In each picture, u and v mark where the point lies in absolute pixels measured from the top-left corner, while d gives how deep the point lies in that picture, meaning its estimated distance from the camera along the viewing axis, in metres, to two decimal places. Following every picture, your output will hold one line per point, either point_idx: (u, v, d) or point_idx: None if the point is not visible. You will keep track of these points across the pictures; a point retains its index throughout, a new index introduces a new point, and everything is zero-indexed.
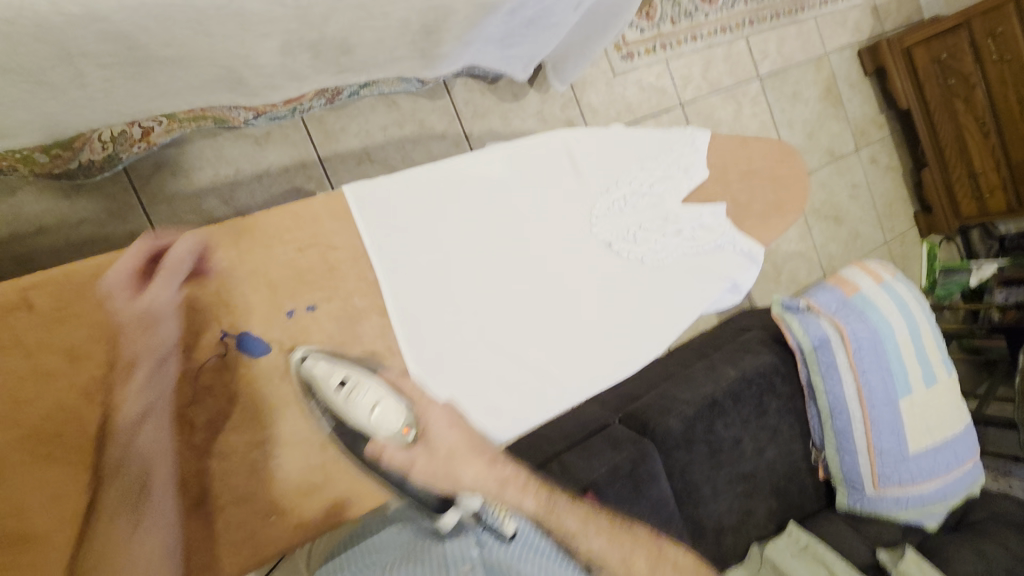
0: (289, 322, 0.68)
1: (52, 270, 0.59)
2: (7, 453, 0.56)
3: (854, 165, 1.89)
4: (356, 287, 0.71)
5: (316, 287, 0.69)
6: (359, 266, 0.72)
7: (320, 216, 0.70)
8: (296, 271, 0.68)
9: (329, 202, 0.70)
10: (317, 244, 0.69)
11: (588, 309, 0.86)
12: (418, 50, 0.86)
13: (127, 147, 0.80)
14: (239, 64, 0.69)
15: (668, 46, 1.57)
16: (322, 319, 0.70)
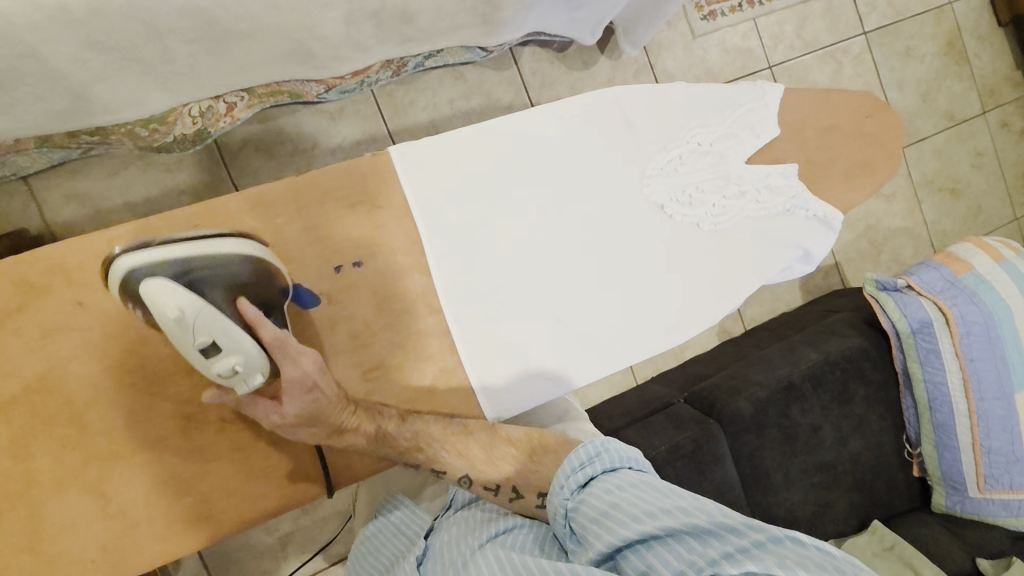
0: (337, 277, 0.69)
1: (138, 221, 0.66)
2: (102, 379, 0.65)
3: (980, 130, 1.65)
4: (400, 245, 0.72)
5: (362, 245, 0.71)
6: (404, 226, 0.73)
7: (369, 176, 0.71)
8: (347, 229, 0.70)
9: (375, 161, 0.72)
10: (365, 201, 0.71)
11: (640, 273, 0.81)
12: (479, 15, 0.87)
13: (214, 121, 0.87)
14: (306, 37, 0.72)
15: (758, 2, 1.43)
16: (368, 276, 0.71)
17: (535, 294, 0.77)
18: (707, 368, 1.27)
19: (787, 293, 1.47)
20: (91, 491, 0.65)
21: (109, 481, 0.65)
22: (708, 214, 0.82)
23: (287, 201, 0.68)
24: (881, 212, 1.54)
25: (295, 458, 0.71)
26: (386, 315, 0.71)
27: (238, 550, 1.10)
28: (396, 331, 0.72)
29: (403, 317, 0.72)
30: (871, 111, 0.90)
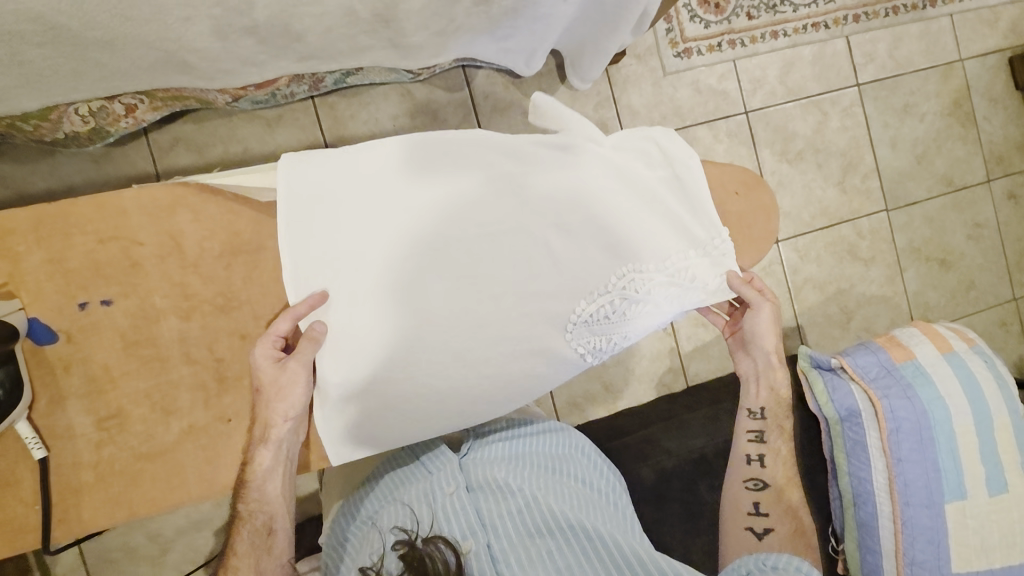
0: (80, 315, 0.62)
1: None
2: None
3: (981, 199, 1.53)
4: (160, 286, 0.64)
5: (113, 281, 0.63)
6: (164, 265, 0.64)
7: (125, 209, 0.62)
8: (96, 264, 0.62)
9: (140, 194, 0.63)
10: (120, 237, 0.63)
11: (512, 338, 0.72)
12: (384, 39, 0.82)
13: (111, 121, 0.86)
14: (176, 48, 0.69)
15: (740, 42, 1.36)
16: (117, 316, 0.63)
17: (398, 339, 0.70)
18: (632, 423, 1.19)
19: None
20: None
21: None
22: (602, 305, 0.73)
23: (31, 229, 0.60)
24: (857, 276, 1.45)
25: (9, 507, 0.62)
26: (132, 360, 0.64)
27: (120, 551, 1.08)
28: (143, 379, 0.64)
29: (150, 364, 0.64)
30: (740, 187, 0.82)
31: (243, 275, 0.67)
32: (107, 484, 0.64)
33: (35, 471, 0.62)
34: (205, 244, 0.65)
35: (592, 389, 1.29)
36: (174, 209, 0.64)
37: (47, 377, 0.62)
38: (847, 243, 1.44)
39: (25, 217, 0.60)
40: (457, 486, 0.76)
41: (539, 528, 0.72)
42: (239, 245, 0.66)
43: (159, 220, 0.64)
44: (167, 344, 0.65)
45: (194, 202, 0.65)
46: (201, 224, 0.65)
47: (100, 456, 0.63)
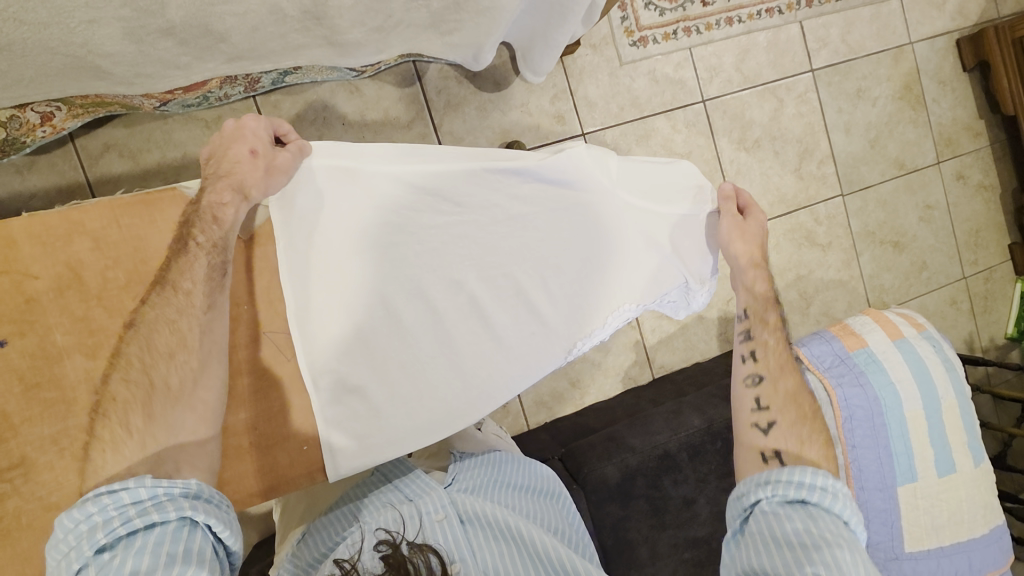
0: None
1: None
2: None
3: (932, 181, 1.56)
4: (60, 323, 0.60)
5: (6, 320, 0.58)
6: (65, 299, 0.60)
7: (15, 240, 0.58)
8: None
9: (32, 223, 0.59)
10: (12, 270, 0.58)
11: (504, 328, 0.76)
12: (319, 36, 0.78)
13: (25, 131, 0.80)
14: (85, 54, 0.64)
15: (695, 30, 1.35)
16: (13, 357, 0.58)
17: (389, 333, 0.72)
18: (598, 420, 1.19)
19: (702, 341, 1.38)
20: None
21: None
22: (593, 335, 0.79)
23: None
24: (815, 262, 1.47)
25: None
26: (34, 404, 0.59)
27: None
28: (47, 424, 0.59)
29: (56, 407, 0.60)
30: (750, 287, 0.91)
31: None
32: (13, 539, 0.57)
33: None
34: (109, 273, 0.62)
35: (558, 386, 1.28)
36: (71, 236, 0.60)
37: None
38: (805, 230, 1.46)
39: None
40: (448, 511, 0.71)
41: (527, 562, 0.70)
42: (146, 273, 0.63)
43: (56, 250, 0.60)
44: (73, 384, 0.60)
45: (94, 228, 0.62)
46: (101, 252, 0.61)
47: (5, 509, 0.57)
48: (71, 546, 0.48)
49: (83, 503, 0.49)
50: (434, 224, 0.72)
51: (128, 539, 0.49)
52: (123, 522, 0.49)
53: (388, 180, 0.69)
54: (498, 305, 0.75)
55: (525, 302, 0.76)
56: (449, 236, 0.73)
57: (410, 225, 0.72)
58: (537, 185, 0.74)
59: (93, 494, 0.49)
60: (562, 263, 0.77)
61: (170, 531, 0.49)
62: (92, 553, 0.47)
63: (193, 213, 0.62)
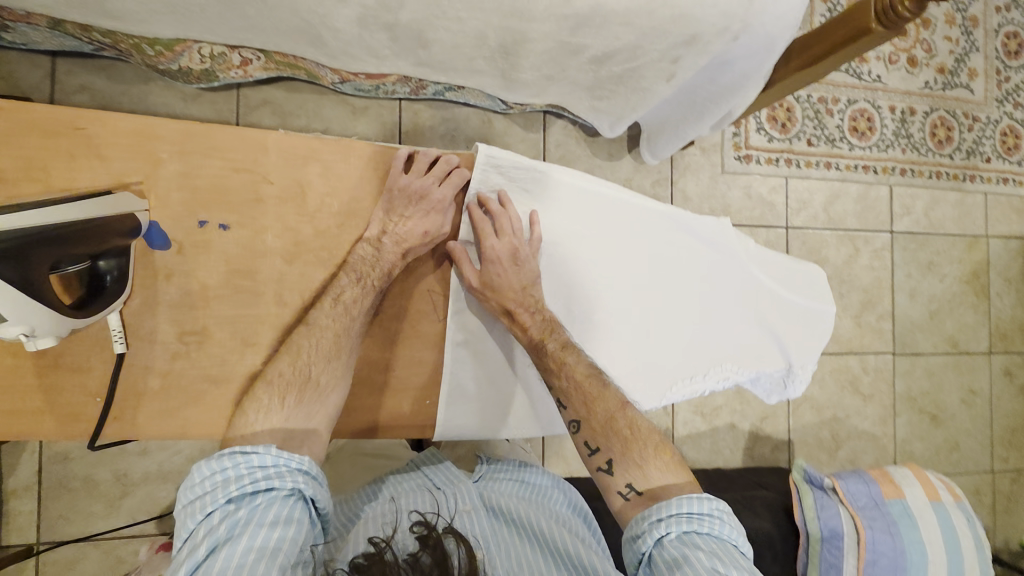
0: (197, 232, 0.68)
1: (29, 104, 0.62)
2: None
3: (981, 368, 1.59)
4: (274, 227, 0.70)
5: (232, 208, 0.68)
6: (283, 209, 0.70)
7: (266, 148, 0.68)
8: (220, 188, 0.68)
9: (282, 139, 0.69)
10: (254, 171, 0.68)
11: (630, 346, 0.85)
12: (498, 68, 0.88)
13: (223, 68, 0.91)
14: (318, 22, 0.75)
15: (796, 163, 1.46)
16: (228, 241, 0.69)
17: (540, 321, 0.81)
18: None
19: (728, 449, 1.39)
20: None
21: None
22: (699, 380, 0.88)
23: (176, 140, 0.66)
24: (853, 408, 1.49)
25: (89, 373, 0.67)
26: (229, 286, 0.70)
27: (76, 481, 1.05)
28: (232, 306, 0.70)
29: (243, 294, 0.70)
30: None
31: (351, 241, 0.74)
32: (175, 391, 0.70)
33: (105, 363, 0.67)
34: (326, 198, 0.72)
35: None
36: (307, 160, 0.70)
37: (154, 278, 0.68)
38: (850, 374, 1.49)
39: (173, 130, 0.66)
40: (473, 504, 0.80)
41: (549, 558, 0.75)
42: (354, 211, 0.73)
43: (294, 166, 0.70)
44: (263, 280, 0.71)
45: (325, 156, 0.71)
46: (330, 180, 0.71)
47: (171, 367, 0.69)
48: (207, 491, 0.61)
49: (220, 458, 0.62)
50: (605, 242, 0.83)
51: (249, 501, 0.60)
52: (250, 481, 0.61)
53: (578, 197, 0.81)
54: (634, 326, 0.85)
55: (648, 334, 0.86)
56: (613, 256, 0.83)
57: (584, 237, 0.82)
58: (689, 237, 0.87)
59: (227, 452, 0.63)
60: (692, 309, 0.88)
61: (283, 497, 0.62)
62: (223, 500, 0.60)
63: (372, 249, 0.73)
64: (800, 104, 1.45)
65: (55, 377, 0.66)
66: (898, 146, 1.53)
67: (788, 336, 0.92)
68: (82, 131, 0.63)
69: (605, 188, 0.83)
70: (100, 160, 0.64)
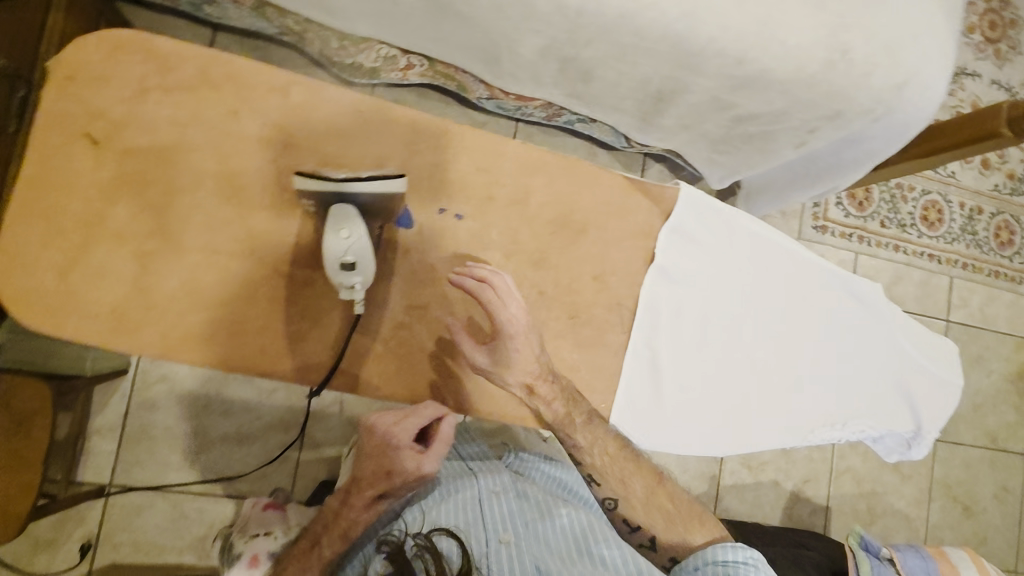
0: (436, 218, 0.72)
1: (324, 85, 0.69)
2: (205, 181, 0.66)
3: (1015, 467, 1.62)
4: (499, 222, 0.74)
5: (469, 200, 0.73)
6: (508, 208, 0.75)
7: (505, 154, 0.75)
8: (463, 181, 0.73)
9: (517, 148, 0.76)
10: (492, 172, 0.74)
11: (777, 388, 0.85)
12: (643, 110, 0.95)
13: (388, 69, 0.98)
14: (503, 44, 0.82)
15: (867, 241, 1.52)
16: (461, 230, 0.73)
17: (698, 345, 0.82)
18: None
19: (768, 506, 1.42)
20: (139, 256, 0.64)
21: (156, 261, 0.65)
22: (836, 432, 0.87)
23: (433, 134, 0.72)
24: (890, 486, 1.52)
25: (325, 329, 0.69)
26: (454, 269, 0.72)
27: (158, 430, 1.07)
28: (455, 287, 0.73)
29: None
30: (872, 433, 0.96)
31: (560, 246, 0.77)
32: (394, 359, 0.70)
33: (342, 321, 0.69)
34: (546, 204, 0.76)
35: None
36: (536, 170, 0.76)
37: (392, 249, 0.70)
38: None
39: (432, 126, 0.72)
40: (500, 488, 0.78)
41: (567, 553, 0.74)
42: (570, 219, 0.77)
43: (524, 173, 0.75)
44: (483, 267, 0.73)
45: (552, 169, 0.77)
46: (553, 190, 0.76)
47: (394, 335, 0.70)
48: None
49: None
50: (768, 285, 0.86)
51: None
52: None
53: (751, 239, 0.85)
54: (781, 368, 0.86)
55: (794, 380, 0.86)
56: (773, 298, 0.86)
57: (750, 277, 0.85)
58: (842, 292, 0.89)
59: None
60: (838, 362, 0.88)
61: None
62: None
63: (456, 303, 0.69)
64: (878, 187, 1.52)
65: (294, 328, 0.68)
66: (963, 241, 1.60)
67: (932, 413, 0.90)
68: (364, 114, 0.70)
69: (779, 240, 0.87)
70: (367, 139, 0.69)
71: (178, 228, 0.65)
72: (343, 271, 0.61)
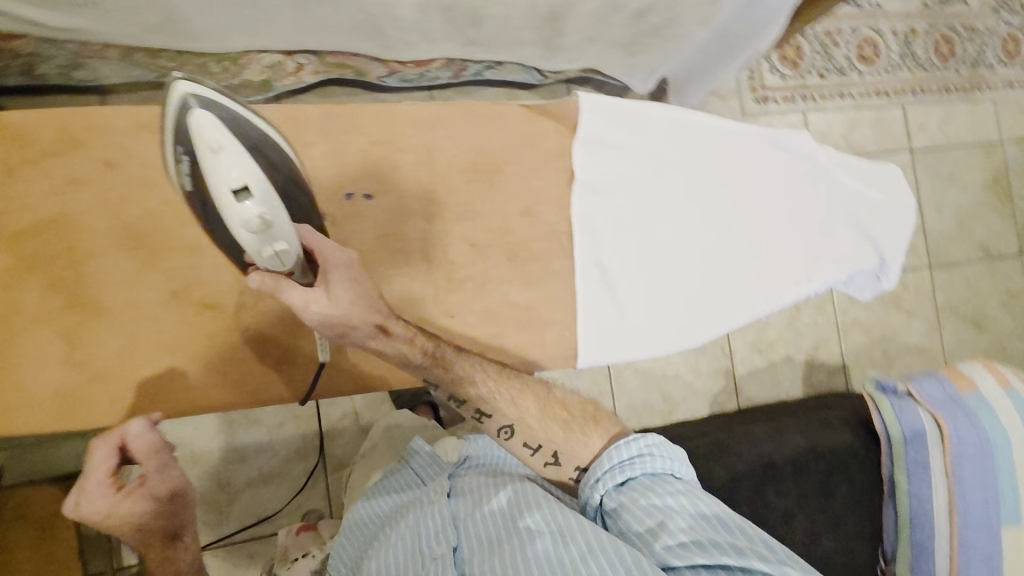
0: (346, 203, 0.71)
1: None
2: (103, 240, 0.67)
3: (1013, 270, 1.64)
4: (412, 189, 0.74)
5: (376, 177, 0.73)
6: (418, 171, 0.74)
7: (397, 119, 0.74)
8: (364, 159, 0.72)
9: (408, 109, 0.74)
10: (389, 141, 0.73)
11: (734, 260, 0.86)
12: (542, 36, 0.93)
13: (280, 77, 0.94)
14: (379, 13, 0.80)
15: (811, 98, 1.50)
16: (376, 208, 0.72)
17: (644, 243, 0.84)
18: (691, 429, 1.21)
19: (788, 381, 1.44)
20: (69, 335, 0.66)
21: (84, 329, 0.66)
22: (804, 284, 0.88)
23: (317, 122, 0.71)
24: (898, 325, 1.54)
25: (268, 342, 0.71)
26: (381, 248, 0.72)
27: None
28: (389, 266, 0.73)
29: (396, 254, 0.73)
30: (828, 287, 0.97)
31: (480, 192, 0.77)
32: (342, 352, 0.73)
33: (279, 331, 0.71)
34: (456, 155, 0.76)
35: (650, 396, 1.34)
36: (434, 126, 0.76)
37: None
38: (892, 293, 1.54)
39: (313, 114, 0.71)
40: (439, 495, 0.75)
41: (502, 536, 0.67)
42: (482, 164, 0.77)
43: (423, 132, 0.75)
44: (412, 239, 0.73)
45: (448, 120, 0.76)
46: (457, 140, 0.76)
47: None
48: None
49: None
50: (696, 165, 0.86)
51: None
52: None
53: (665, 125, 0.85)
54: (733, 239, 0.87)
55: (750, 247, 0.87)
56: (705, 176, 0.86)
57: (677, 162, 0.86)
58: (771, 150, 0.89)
59: None
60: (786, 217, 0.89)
61: None
62: None
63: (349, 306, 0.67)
64: (807, 40, 1.49)
65: (262, 361, 0.71)
66: (905, 67, 1.58)
67: (891, 244, 0.90)
68: None
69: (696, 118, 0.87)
70: None
71: (94, 292, 0.67)
72: (236, 199, 0.55)
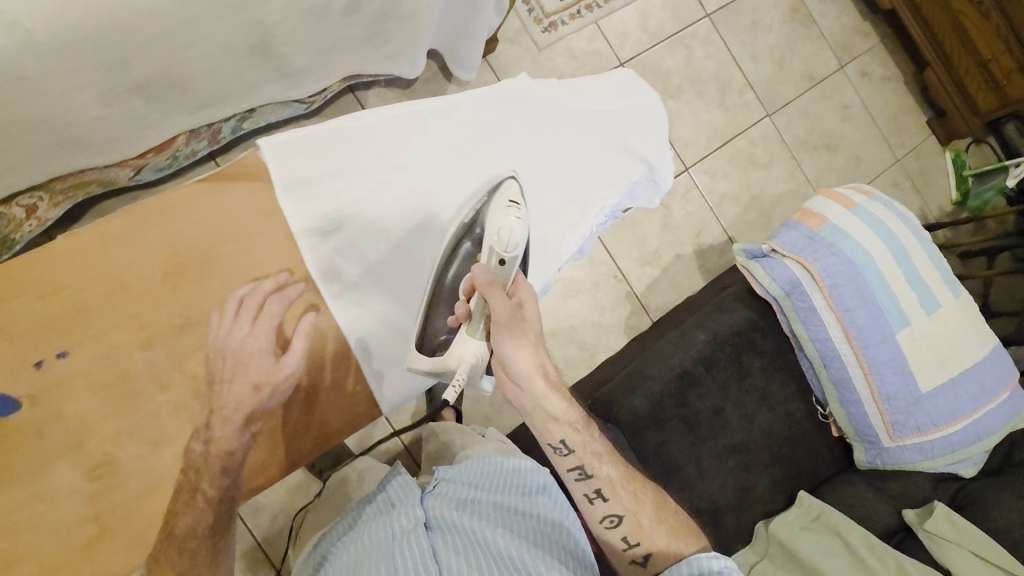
0: (40, 374, 0.65)
1: None
2: None
3: (841, 84, 1.71)
4: (114, 322, 0.68)
5: (66, 331, 0.66)
6: (112, 303, 0.68)
7: (63, 263, 0.67)
8: (45, 317, 0.66)
9: (72, 243, 0.68)
10: (61, 289, 0.67)
11: None
12: (269, 69, 0.85)
13: (14, 228, 0.83)
14: (64, 125, 0.70)
15: (596, 4, 1.47)
16: (80, 361, 0.66)
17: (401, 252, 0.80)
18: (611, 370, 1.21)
19: (686, 278, 1.46)
20: None
21: None
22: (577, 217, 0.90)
23: None
24: (763, 180, 1.58)
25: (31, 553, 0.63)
26: (108, 399, 0.67)
27: None
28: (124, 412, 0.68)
29: (126, 397, 0.68)
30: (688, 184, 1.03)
31: (193, 290, 0.71)
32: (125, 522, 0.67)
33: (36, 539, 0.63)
34: (149, 266, 0.70)
35: (567, 352, 1.33)
36: (107, 245, 0.69)
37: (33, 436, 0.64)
38: (746, 154, 1.57)
39: None
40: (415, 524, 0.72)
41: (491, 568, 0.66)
42: (180, 263, 0.71)
43: (97, 261, 0.68)
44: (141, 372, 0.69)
45: (123, 233, 0.70)
46: (141, 251, 0.70)
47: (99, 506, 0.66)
48: None
49: None
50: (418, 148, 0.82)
51: None
52: None
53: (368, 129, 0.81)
54: None
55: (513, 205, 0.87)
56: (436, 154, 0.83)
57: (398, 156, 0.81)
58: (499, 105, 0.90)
59: None
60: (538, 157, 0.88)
61: None
62: None
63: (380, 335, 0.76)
64: None
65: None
66: None
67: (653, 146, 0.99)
68: None
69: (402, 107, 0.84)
70: None
71: None
72: None
